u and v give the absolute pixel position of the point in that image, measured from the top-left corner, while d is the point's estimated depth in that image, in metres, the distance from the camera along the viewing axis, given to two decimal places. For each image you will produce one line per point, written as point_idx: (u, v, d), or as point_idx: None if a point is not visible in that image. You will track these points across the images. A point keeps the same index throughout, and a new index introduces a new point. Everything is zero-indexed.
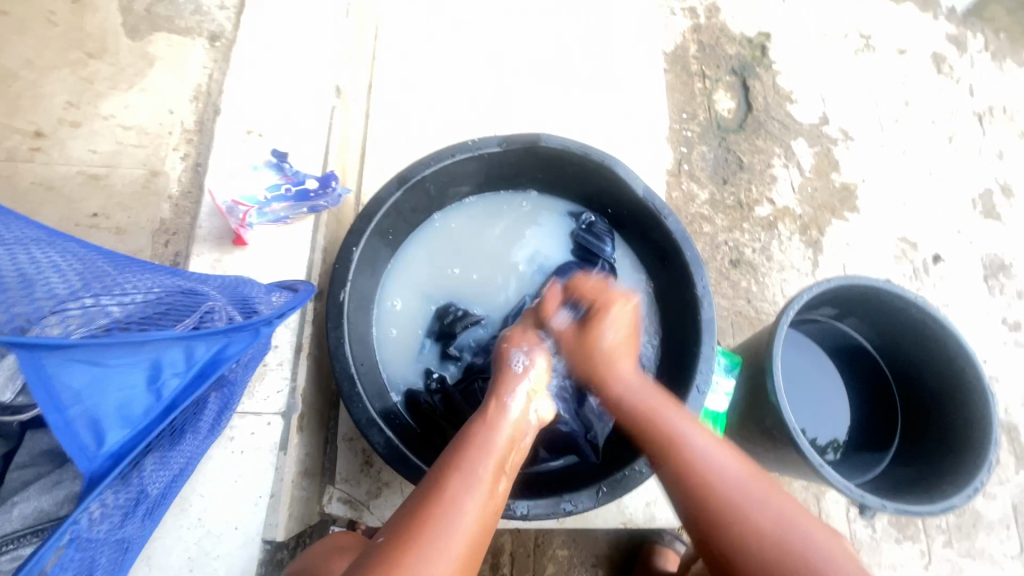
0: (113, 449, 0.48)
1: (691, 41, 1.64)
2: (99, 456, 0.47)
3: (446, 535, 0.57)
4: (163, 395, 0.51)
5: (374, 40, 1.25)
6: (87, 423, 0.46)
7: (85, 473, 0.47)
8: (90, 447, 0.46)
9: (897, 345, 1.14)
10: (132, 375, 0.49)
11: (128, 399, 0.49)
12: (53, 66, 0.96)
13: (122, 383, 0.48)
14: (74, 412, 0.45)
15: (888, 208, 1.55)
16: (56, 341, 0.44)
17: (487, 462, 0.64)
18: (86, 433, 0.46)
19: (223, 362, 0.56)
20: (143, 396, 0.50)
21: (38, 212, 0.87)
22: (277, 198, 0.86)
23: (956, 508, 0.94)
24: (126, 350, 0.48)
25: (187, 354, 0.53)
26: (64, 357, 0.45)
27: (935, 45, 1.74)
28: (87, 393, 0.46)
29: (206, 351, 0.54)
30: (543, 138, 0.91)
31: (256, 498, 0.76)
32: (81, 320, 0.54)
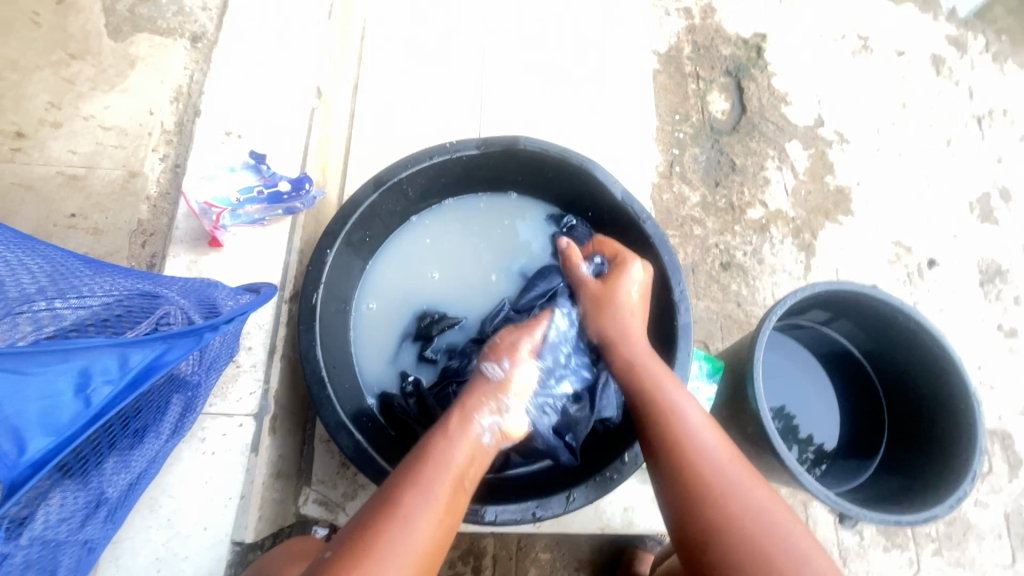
0: (34, 458, 0.47)
1: (686, 42, 1.63)
2: (19, 465, 0.46)
3: (397, 551, 0.57)
4: (92, 402, 0.50)
5: (361, 40, 1.25)
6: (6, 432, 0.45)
7: (5, 481, 0.46)
8: (10, 455, 0.46)
9: (886, 351, 1.13)
10: (57, 383, 0.48)
11: (51, 406, 0.48)
12: (35, 66, 0.97)
13: (44, 391, 0.47)
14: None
15: (882, 212, 1.53)
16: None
17: (445, 478, 0.64)
18: (6, 441, 0.45)
19: (160, 368, 0.54)
20: (71, 404, 0.49)
21: (17, 211, 0.88)
22: (250, 199, 0.86)
23: (938, 519, 0.93)
24: (48, 357, 0.47)
25: (122, 360, 0.52)
26: None
27: (934, 46, 1.72)
28: (6, 400, 0.45)
29: (142, 359, 0.53)
30: (521, 140, 0.90)
31: (226, 499, 0.75)
32: (32, 326, 0.53)
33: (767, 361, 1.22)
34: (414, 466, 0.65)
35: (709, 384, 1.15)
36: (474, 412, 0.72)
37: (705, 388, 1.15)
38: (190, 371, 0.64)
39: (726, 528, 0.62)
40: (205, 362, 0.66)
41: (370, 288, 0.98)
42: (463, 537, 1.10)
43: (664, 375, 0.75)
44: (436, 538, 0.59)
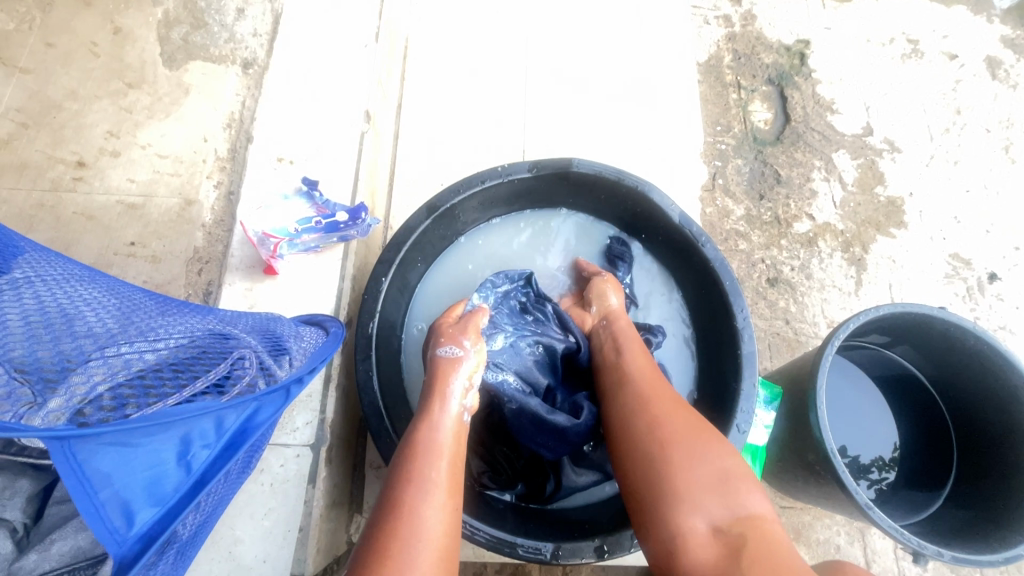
0: (142, 531, 0.42)
1: (726, 50, 1.59)
2: (128, 539, 0.41)
3: (414, 546, 0.54)
4: (192, 468, 0.46)
5: (403, 60, 1.25)
6: (117, 507, 0.41)
7: (114, 559, 0.41)
8: (119, 530, 0.41)
9: (952, 375, 1.07)
10: (162, 452, 0.43)
11: (158, 476, 0.43)
12: (94, 96, 0.99)
13: (150, 461, 0.42)
14: (104, 496, 0.40)
15: (938, 224, 1.46)
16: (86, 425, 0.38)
17: (441, 462, 0.62)
18: (116, 517, 0.41)
19: (254, 430, 0.50)
20: (174, 472, 0.44)
21: (79, 240, 0.89)
22: (307, 229, 0.85)
23: (1021, 559, 0.87)
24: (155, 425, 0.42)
25: (218, 423, 0.47)
26: (95, 442, 0.39)
27: (989, 48, 1.64)
28: (116, 474, 0.40)
29: (236, 420, 0.49)
30: (575, 162, 0.88)
31: (285, 532, 0.75)
32: (110, 369, 0.52)
33: None
34: (399, 458, 0.63)
35: (767, 412, 1.11)
36: (451, 392, 0.71)
37: (761, 414, 1.10)
38: None
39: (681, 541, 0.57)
40: None
41: (419, 312, 0.97)
42: (508, 564, 1.08)
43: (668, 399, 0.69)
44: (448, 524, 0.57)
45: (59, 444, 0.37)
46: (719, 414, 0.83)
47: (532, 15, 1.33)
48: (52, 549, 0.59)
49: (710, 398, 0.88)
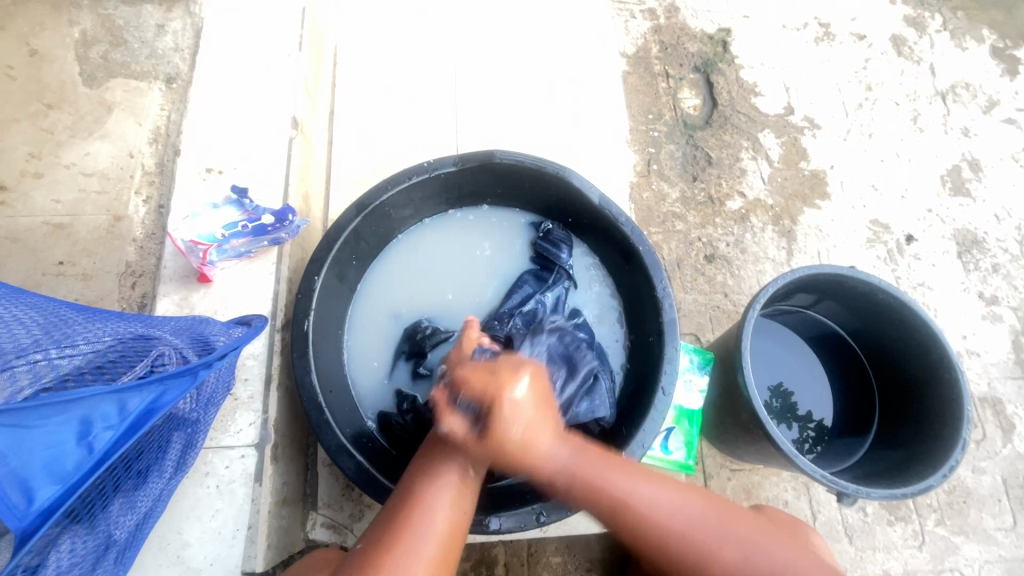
0: (45, 505, 0.48)
1: (653, 42, 1.66)
2: (30, 513, 0.47)
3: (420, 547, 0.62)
4: (95, 448, 0.51)
5: (334, 67, 1.27)
6: (14, 483, 0.46)
7: (16, 530, 0.46)
8: (19, 506, 0.46)
9: (869, 328, 1.15)
10: (59, 433, 0.48)
11: (55, 455, 0.48)
12: (12, 119, 0.98)
13: (47, 441, 0.48)
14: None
15: (857, 192, 1.57)
16: None
17: (449, 470, 0.70)
18: (14, 493, 0.46)
19: (160, 409, 0.55)
20: (74, 451, 0.49)
21: (4, 264, 0.89)
22: (234, 234, 0.86)
23: (933, 489, 0.95)
24: (49, 409, 0.47)
25: (120, 405, 0.52)
26: None
27: (893, 28, 1.76)
28: (12, 454, 0.46)
29: (140, 402, 0.53)
30: (497, 154, 0.93)
31: (234, 530, 0.77)
32: (29, 376, 0.54)
33: (758, 347, 1.24)
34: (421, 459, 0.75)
35: (701, 376, 1.17)
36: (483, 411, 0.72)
37: (698, 380, 1.17)
38: (188, 410, 0.66)
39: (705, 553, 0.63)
40: (202, 400, 0.67)
41: (360, 308, 0.99)
42: (473, 548, 1.11)
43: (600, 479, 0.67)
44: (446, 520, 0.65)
45: None
46: (648, 380, 0.89)
47: (460, 17, 1.37)
48: None
49: (642, 365, 0.92)
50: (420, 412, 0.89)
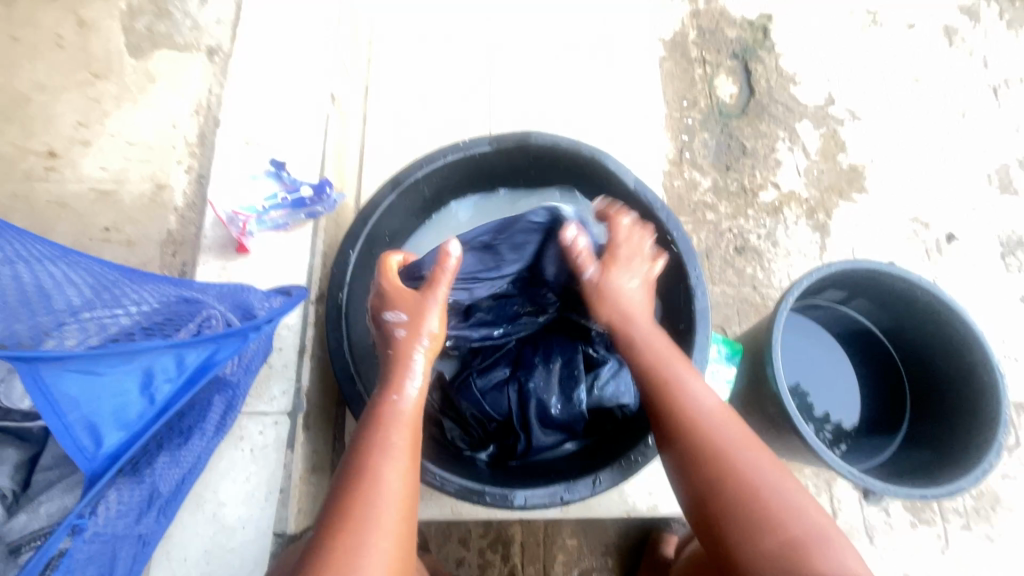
0: (112, 450, 0.51)
1: (691, 27, 1.62)
2: (98, 456, 0.50)
3: (374, 507, 0.62)
4: (155, 399, 0.54)
5: (370, 43, 1.27)
6: (85, 427, 0.48)
7: (85, 472, 0.49)
8: (88, 448, 0.49)
9: (905, 327, 1.12)
10: (125, 383, 0.51)
11: (121, 404, 0.51)
12: (62, 87, 1.01)
13: (116, 389, 0.50)
14: (72, 418, 0.47)
15: (897, 187, 1.52)
16: (55, 354, 0.45)
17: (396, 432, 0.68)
18: (84, 437, 0.49)
19: (213, 367, 0.57)
20: (137, 401, 0.53)
21: (55, 228, 0.92)
22: (274, 206, 0.89)
23: (963, 491, 0.93)
24: (118, 358, 0.50)
25: (178, 360, 0.55)
26: (60, 367, 0.46)
27: (946, 17, 1.69)
28: (82, 400, 0.48)
29: (197, 358, 0.56)
30: (533, 135, 0.92)
31: (266, 493, 0.79)
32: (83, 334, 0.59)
33: (788, 343, 1.22)
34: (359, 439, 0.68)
35: (729, 368, 1.15)
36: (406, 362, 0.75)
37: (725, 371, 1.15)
38: (232, 373, 0.68)
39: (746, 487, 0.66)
40: (244, 364, 0.70)
41: None
42: (491, 525, 1.13)
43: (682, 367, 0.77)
44: (406, 490, 0.64)
45: (30, 369, 0.44)
46: None
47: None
48: (41, 509, 0.61)
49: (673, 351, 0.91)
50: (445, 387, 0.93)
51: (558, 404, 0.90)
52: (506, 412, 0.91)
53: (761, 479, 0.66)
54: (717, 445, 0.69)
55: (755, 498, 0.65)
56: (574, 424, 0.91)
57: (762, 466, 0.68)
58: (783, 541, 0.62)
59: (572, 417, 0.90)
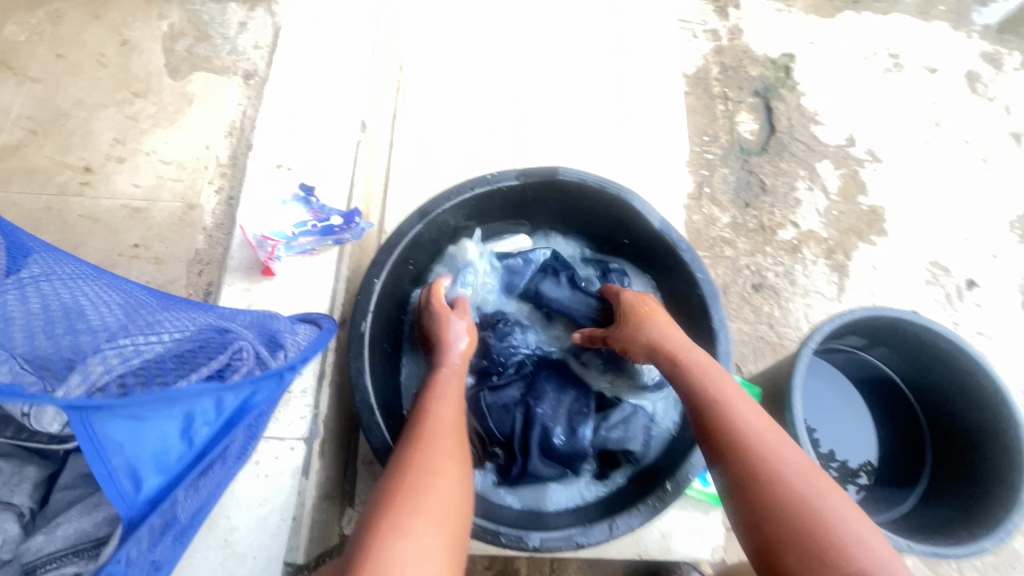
0: (150, 494, 0.50)
1: (713, 64, 1.64)
2: (138, 500, 0.49)
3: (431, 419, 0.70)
4: (195, 442, 0.54)
5: (400, 70, 1.30)
6: (127, 474, 0.48)
7: (124, 517, 0.48)
8: (128, 493, 0.49)
9: (928, 377, 1.09)
10: (167, 427, 0.51)
11: (163, 448, 0.51)
12: (101, 105, 1.03)
13: (158, 434, 0.50)
14: (115, 465, 0.47)
15: (918, 231, 1.51)
16: (98, 405, 0.44)
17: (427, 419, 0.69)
18: (126, 482, 0.48)
19: (251, 409, 0.58)
20: (177, 445, 0.52)
21: (85, 242, 0.93)
22: (303, 232, 0.89)
23: (986, 552, 0.90)
24: (162, 405, 0.50)
25: (217, 403, 0.55)
26: (107, 415, 0.46)
27: (968, 63, 1.70)
28: (126, 445, 0.48)
29: (235, 401, 0.56)
30: (560, 171, 0.93)
31: (280, 520, 0.79)
32: (117, 359, 0.56)
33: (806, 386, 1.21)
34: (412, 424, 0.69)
35: None
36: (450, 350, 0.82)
37: None
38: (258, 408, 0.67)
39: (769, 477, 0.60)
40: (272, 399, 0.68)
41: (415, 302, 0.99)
42: (498, 560, 1.11)
43: (716, 374, 0.71)
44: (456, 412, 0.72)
45: (79, 417, 0.44)
46: None
47: (525, 28, 1.38)
48: (58, 531, 0.61)
49: None
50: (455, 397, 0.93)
51: (562, 435, 0.89)
52: (510, 434, 0.90)
53: (805, 483, 0.59)
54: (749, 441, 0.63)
55: (793, 496, 0.58)
56: (575, 461, 0.89)
57: (795, 466, 0.60)
58: (801, 546, 0.56)
59: (575, 452, 0.89)
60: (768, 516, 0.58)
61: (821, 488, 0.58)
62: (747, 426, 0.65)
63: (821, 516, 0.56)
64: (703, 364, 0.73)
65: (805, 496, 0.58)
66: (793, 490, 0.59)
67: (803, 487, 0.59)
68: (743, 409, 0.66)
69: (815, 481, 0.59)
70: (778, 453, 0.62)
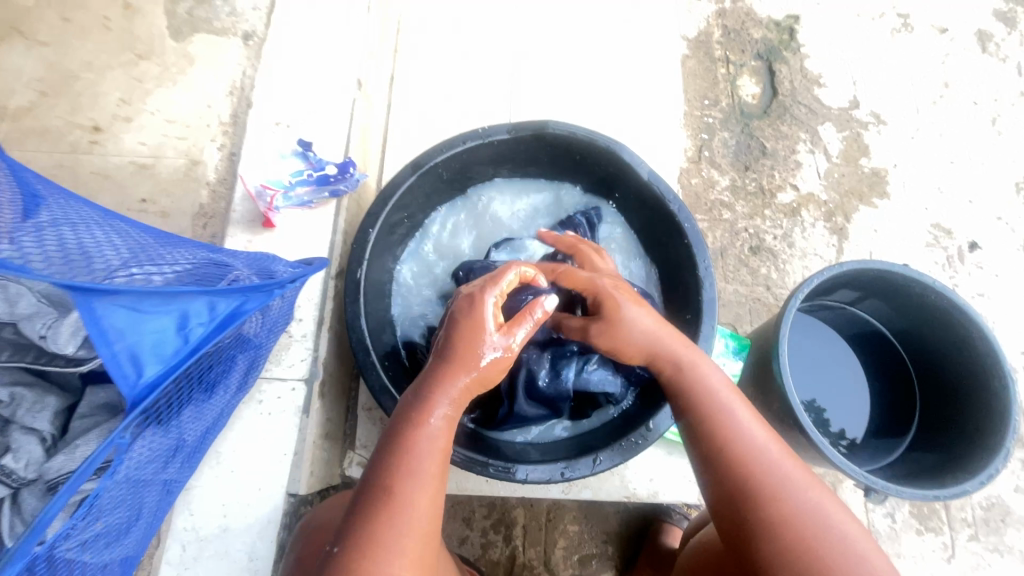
0: (152, 381, 0.53)
1: (716, 26, 1.62)
2: (140, 384, 0.52)
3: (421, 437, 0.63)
4: (189, 339, 0.57)
5: (398, 33, 1.31)
6: (128, 358, 0.52)
7: (127, 399, 0.52)
8: (131, 376, 0.52)
9: (918, 330, 1.11)
10: (164, 323, 0.55)
11: (161, 339, 0.54)
12: (107, 66, 1.07)
13: (155, 325, 0.54)
14: (117, 347, 0.51)
15: (921, 193, 1.50)
16: (104, 288, 0.49)
17: (430, 454, 0.63)
18: (127, 364, 0.52)
19: (242, 315, 0.62)
20: (174, 338, 0.55)
21: (96, 197, 0.98)
22: (300, 182, 0.93)
23: (967, 495, 0.92)
24: (161, 299, 0.54)
25: (210, 307, 0.59)
26: (111, 302, 0.51)
27: (980, 22, 1.66)
28: (126, 332, 0.51)
29: (227, 306, 0.61)
30: (551, 124, 0.94)
31: (282, 454, 0.83)
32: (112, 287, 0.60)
33: (798, 342, 1.22)
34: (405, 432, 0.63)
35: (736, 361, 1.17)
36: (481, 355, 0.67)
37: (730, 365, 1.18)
38: (254, 332, 0.73)
39: (770, 492, 0.63)
40: (266, 326, 0.74)
41: (411, 255, 1.04)
42: (494, 506, 1.16)
43: (709, 375, 0.72)
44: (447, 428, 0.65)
45: (84, 301, 0.49)
46: None
47: None
48: (77, 451, 0.66)
49: None
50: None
51: (546, 376, 0.90)
52: (496, 376, 0.92)
53: (785, 486, 0.63)
54: (738, 449, 0.66)
55: (775, 502, 0.62)
56: (558, 402, 0.90)
57: (782, 470, 0.64)
58: (783, 550, 0.60)
59: (557, 393, 0.90)
60: (751, 517, 0.63)
61: (798, 495, 0.62)
62: (738, 429, 0.67)
63: (802, 531, 0.60)
64: (682, 360, 0.73)
65: (789, 503, 0.62)
66: (778, 495, 0.62)
67: (790, 489, 0.63)
68: (737, 413, 0.68)
69: (799, 484, 0.63)
70: (763, 455, 0.65)
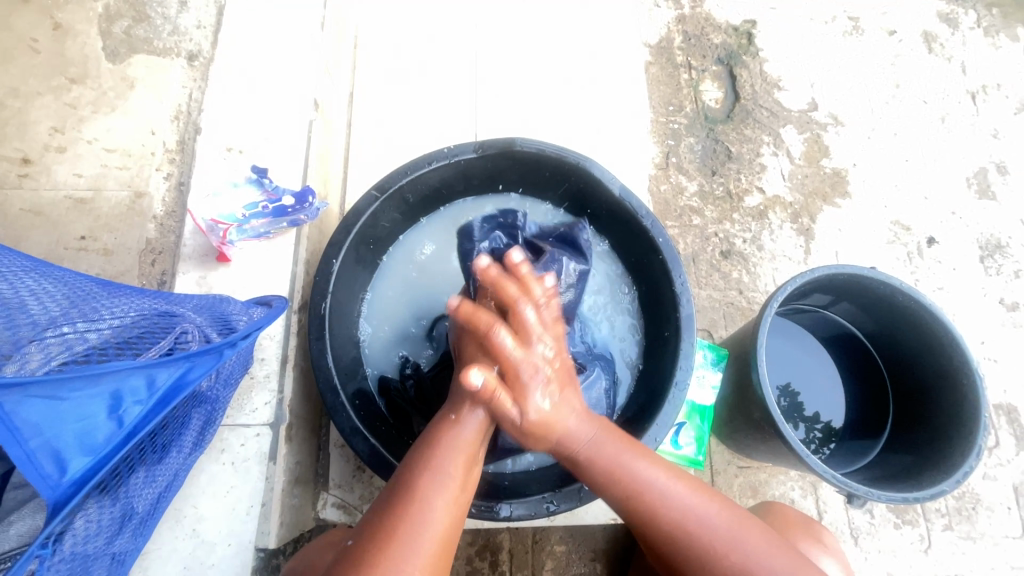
0: (77, 476, 0.50)
1: (676, 32, 1.62)
2: (63, 483, 0.49)
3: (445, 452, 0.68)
4: (125, 422, 0.52)
5: (355, 48, 1.26)
6: (48, 454, 0.48)
7: (51, 500, 0.49)
8: (52, 476, 0.49)
9: (887, 330, 1.13)
10: (91, 406, 0.50)
11: (87, 429, 0.50)
12: (36, 92, 0.98)
13: (79, 414, 0.49)
14: (33, 445, 0.47)
15: (879, 191, 1.54)
16: (11, 381, 0.44)
17: (457, 458, 0.68)
18: (47, 464, 0.48)
19: (187, 386, 0.56)
20: (105, 425, 0.51)
21: (28, 236, 0.90)
22: (254, 215, 0.87)
23: (945, 494, 0.94)
24: (83, 381, 0.49)
25: (149, 381, 0.54)
26: (21, 395, 0.46)
27: (925, 24, 1.71)
28: (45, 425, 0.48)
29: (168, 378, 0.55)
30: (518, 142, 0.92)
31: (247, 507, 0.78)
32: (41, 356, 0.55)
33: (773, 347, 1.23)
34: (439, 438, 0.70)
35: (715, 372, 1.17)
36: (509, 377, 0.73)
37: (711, 376, 1.17)
38: (209, 388, 0.67)
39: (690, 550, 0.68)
40: (222, 378, 0.69)
41: (382, 279, 1.00)
42: (479, 533, 1.12)
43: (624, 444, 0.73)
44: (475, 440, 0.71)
45: None
46: (661, 376, 0.88)
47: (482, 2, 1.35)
48: (12, 529, 0.60)
49: (657, 364, 0.92)
50: (422, 382, 0.94)
51: None
52: None
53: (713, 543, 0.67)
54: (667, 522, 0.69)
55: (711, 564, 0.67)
56: None
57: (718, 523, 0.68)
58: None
59: None
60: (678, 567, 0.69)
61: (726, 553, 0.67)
62: (657, 501, 0.70)
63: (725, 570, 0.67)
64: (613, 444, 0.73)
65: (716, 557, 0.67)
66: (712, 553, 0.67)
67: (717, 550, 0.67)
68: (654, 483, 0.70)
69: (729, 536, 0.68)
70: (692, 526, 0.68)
